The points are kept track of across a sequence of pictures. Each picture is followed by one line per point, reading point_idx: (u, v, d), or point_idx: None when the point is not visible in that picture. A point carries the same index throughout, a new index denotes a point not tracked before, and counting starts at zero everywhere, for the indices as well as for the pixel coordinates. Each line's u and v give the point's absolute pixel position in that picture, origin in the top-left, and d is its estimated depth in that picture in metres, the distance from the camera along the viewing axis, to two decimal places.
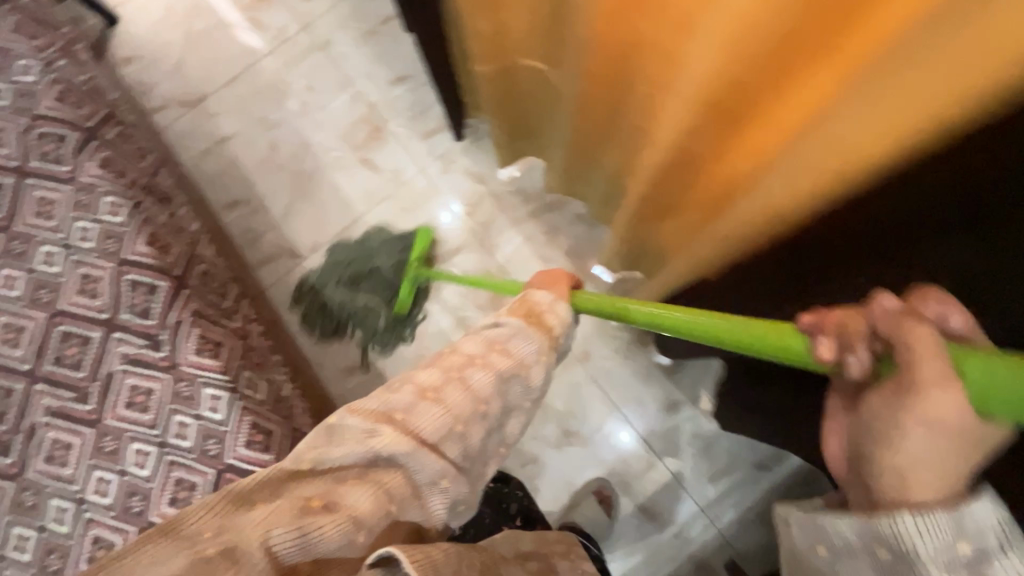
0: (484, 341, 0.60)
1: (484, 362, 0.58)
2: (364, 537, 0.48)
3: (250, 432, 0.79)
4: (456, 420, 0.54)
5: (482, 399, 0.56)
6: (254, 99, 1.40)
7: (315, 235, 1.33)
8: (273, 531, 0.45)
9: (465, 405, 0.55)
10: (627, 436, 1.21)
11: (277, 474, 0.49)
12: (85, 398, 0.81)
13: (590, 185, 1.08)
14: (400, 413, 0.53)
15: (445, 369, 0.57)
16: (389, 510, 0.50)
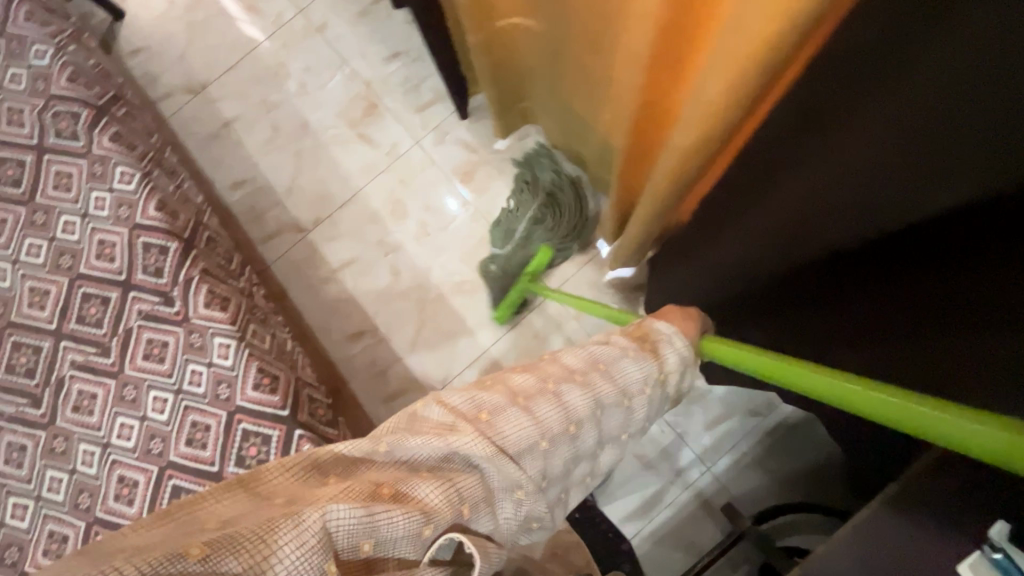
0: (586, 357, 0.61)
1: (583, 380, 0.57)
2: (430, 531, 0.45)
3: (258, 375, 0.84)
4: (542, 436, 0.53)
5: (573, 419, 0.55)
6: (255, 83, 1.46)
7: (317, 210, 1.39)
8: (335, 509, 0.43)
9: (555, 422, 0.53)
10: None
11: (358, 453, 0.51)
12: (107, 352, 0.88)
13: (586, 143, 1.12)
14: (486, 413, 0.52)
15: (540, 380, 0.57)
16: (460, 511, 0.47)
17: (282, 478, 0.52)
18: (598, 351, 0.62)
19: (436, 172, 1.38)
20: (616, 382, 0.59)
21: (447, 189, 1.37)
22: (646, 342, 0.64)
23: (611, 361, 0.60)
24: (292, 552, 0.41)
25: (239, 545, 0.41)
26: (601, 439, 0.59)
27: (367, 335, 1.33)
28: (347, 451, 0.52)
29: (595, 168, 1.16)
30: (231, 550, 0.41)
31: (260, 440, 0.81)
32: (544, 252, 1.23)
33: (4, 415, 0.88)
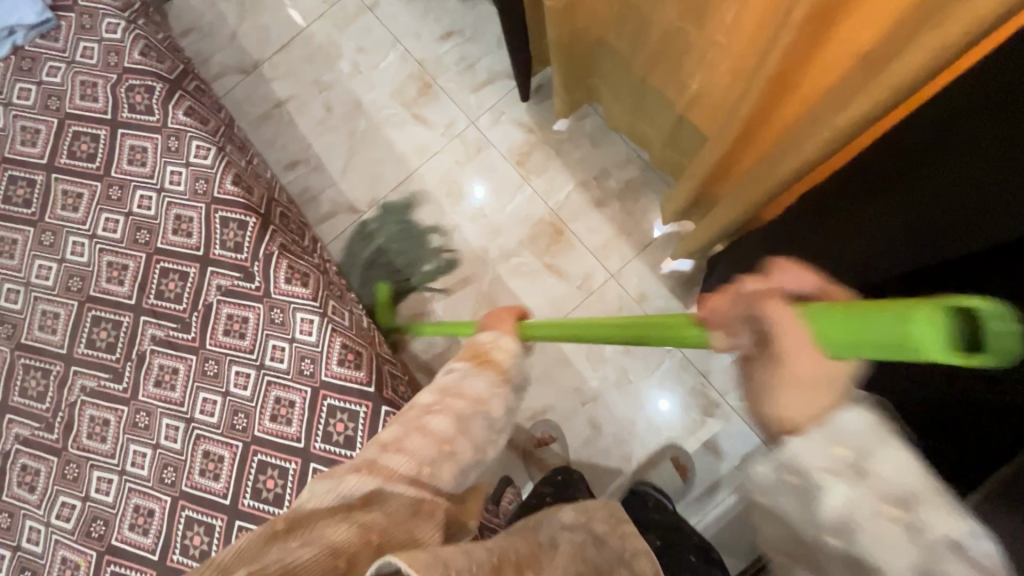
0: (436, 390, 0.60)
1: (441, 409, 0.57)
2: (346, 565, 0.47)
3: (342, 351, 0.83)
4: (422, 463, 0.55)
5: (444, 440, 0.56)
6: (306, 63, 1.45)
7: (371, 192, 1.38)
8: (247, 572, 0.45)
9: (428, 450, 0.55)
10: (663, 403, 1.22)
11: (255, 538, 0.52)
12: (187, 327, 0.87)
13: (653, 123, 1.09)
14: (365, 464, 0.55)
15: (404, 423, 0.58)
16: (371, 538, 0.49)
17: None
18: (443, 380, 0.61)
19: (492, 153, 1.35)
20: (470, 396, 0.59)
21: (503, 171, 1.35)
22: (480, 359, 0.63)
23: (459, 383, 0.59)
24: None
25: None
26: (479, 449, 0.59)
27: (422, 318, 1.31)
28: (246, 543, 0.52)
29: (661, 150, 1.13)
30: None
31: (347, 416, 0.80)
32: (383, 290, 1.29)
33: (87, 389, 0.88)
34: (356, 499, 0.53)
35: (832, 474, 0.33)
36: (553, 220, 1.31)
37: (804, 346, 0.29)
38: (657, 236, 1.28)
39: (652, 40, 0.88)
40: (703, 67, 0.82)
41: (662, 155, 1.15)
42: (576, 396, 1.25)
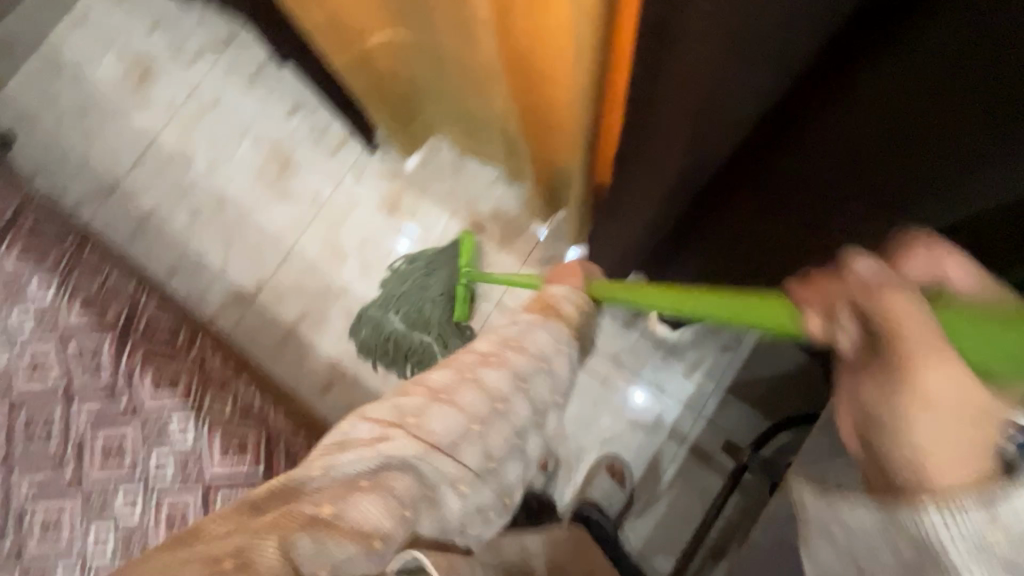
0: (495, 339, 0.73)
1: (498, 362, 0.69)
2: (380, 545, 0.53)
3: (226, 443, 0.82)
4: (472, 419, 0.64)
5: (496, 398, 0.66)
6: (163, 171, 1.46)
7: (256, 276, 1.38)
8: (291, 539, 0.49)
9: (481, 407, 0.65)
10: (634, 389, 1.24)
11: (287, 482, 0.57)
12: (64, 465, 0.84)
13: (489, 137, 1.18)
14: (412, 417, 0.62)
15: (460, 371, 0.68)
16: (404, 515, 0.56)
17: (207, 521, 0.54)
18: (506, 333, 0.75)
19: (364, 207, 1.39)
20: (528, 353, 0.72)
21: (379, 223, 1.38)
22: (547, 310, 0.80)
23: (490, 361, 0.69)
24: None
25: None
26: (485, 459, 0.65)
27: (336, 384, 1.30)
28: (280, 482, 0.57)
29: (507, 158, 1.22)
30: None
31: None
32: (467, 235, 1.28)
33: None
34: (389, 459, 0.58)
35: (979, 565, 0.29)
36: None
37: (937, 345, 0.31)
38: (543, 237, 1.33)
39: (449, 69, 0.98)
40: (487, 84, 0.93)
41: (511, 163, 1.23)
42: None
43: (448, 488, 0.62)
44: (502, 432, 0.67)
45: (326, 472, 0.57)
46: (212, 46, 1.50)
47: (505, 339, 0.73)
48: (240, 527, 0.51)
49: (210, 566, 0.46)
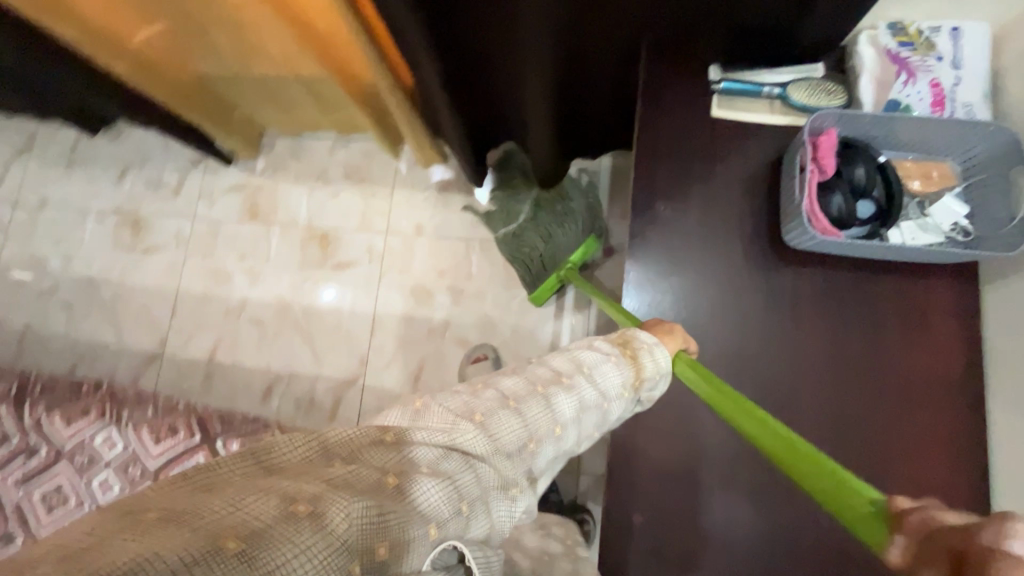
0: (569, 359, 0.61)
1: (569, 382, 0.58)
2: (437, 530, 0.42)
3: (154, 431, 0.84)
4: (529, 436, 0.53)
5: (557, 421, 0.55)
6: (21, 285, 1.43)
7: (155, 332, 1.37)
8: (355, 505, 0.37)
9: (542, 424, 0.54)
10: None
11: (363, 436, 0.45)
12: (12, 536, 0.84)
13: (302, 103, 1.25)
14: (480, 414, 0.52)
15: (529, 384, 0.57)
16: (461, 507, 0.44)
17: (287, 447, 0.43)
18: (581, 353, 0.62)
19: (228, 225, 1.42)
20: (596, 386, 0.59)
21: (248, 232, 1.41)
22: (626, 346, 0.64)
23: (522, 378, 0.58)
24: (326, 543, 0.35)
25: (282, 533, 0.34)
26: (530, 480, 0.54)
27: (275, 387, 1.32)
28: (355, 434, 0.45)
29: (327, 116, 1.30)
30: (268, 539, 0.33)
31: None
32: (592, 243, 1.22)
33: None
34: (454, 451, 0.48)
35: None
36: (313, 232, 1.39)
37: None
38: (403, 169, 1.40)
39: (223, 46, 1.05)
40: (258, 40, 1.01)
41: (335, 118, 1.30)
42: (435, 335, 1.32)
43: (497, 494, 0.49)
44: (545, 457, 0.55)
45: (397, 445, 0.46)
46: (17, 154, 1.50)
47: (576, 361, 0.61)
48: (331, 472, 0.40)
49: (282, 506, 0.35)
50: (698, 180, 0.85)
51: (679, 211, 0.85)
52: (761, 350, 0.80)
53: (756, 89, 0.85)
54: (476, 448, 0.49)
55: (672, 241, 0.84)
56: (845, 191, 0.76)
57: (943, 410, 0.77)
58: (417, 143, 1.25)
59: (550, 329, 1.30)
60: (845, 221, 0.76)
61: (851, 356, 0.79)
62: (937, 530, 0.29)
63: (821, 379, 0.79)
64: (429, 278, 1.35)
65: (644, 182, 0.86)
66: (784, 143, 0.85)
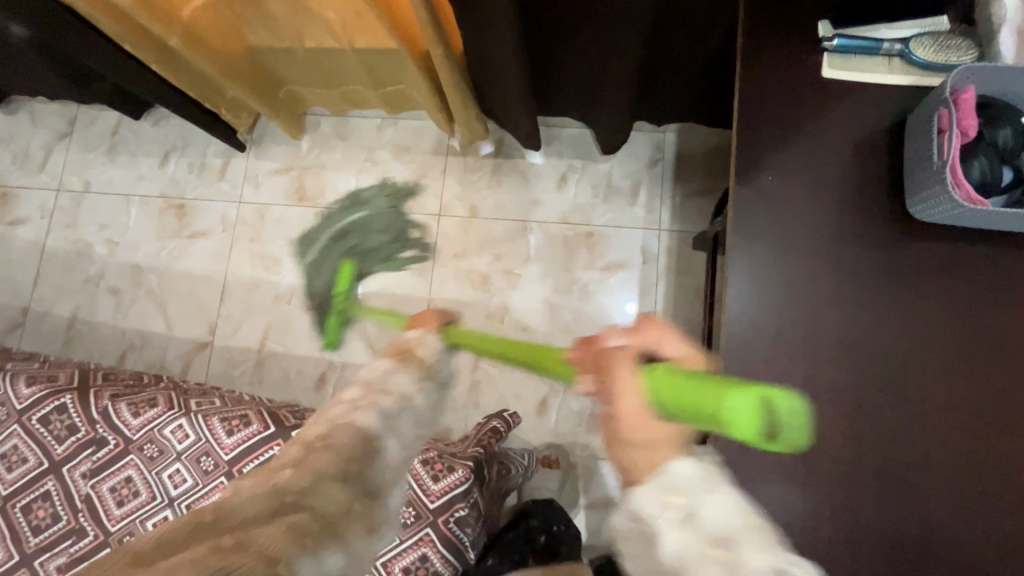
0: (360, 386, 0.57)
1: (364, 402, 0.53)
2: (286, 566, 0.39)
3: (225, 422, 0.80)
4: (348, 460, 0.48)
5: (371, 436, 0.51)
6: (66, 272, 1.40)
7: (204, 319, 1.34)
8: None
9: (356, 444, 0.49)
10: (615, 235, 1.27)
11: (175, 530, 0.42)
12: (84, 530, 0.80)
13: (352, 78, 1.19)
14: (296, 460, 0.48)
15: (325, 421, 0.52)
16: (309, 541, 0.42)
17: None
18: (367, 375, 0.59)
19: (274, 208, 1.37)
20: (393, 393, 0.56)
21: (296, 216, 1.36)
22: (402, 353, 0.63)
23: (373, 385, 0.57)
24: None
25: None
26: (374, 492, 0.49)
27: (329, 374, 1.28)
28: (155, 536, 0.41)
29: (376, 94, 1.23)
30: None
31: None
32: (347, 265, 1.19)
33: None
34: (285, 496, 0.44)
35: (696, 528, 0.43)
36: (362, 214, 1.34)
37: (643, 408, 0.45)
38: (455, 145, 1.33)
39: (277, 12, 0.98)
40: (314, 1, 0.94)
41: (384, 94, 1.24)
42: (491, 319, 1.26)
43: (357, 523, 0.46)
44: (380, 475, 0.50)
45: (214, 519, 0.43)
46: (59, 140, 1.47)
47: (368, 386, 0.57)
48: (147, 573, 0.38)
49: None
50: (810, 148, 0.77)
51: (786, 181, 0.77)
52: (889, 334, 0.72)
53: (873, 46, 0.77)
54: (300, 482, 0.45)
55: (783, 214, 0.77)
56: (989, 154, 0.68)
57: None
58: (467, 115, 1.18)
59: (613, 312, 1.24)
60: (985, 188, 0.69)
61: (990, 343, 0.71)
62: (586, 352, 0.50)
63: (957, 367, 0.71)
64: (484, 259, 1.29)
65: (748, 149, 0.78)
66: (905, 104, 0.77)
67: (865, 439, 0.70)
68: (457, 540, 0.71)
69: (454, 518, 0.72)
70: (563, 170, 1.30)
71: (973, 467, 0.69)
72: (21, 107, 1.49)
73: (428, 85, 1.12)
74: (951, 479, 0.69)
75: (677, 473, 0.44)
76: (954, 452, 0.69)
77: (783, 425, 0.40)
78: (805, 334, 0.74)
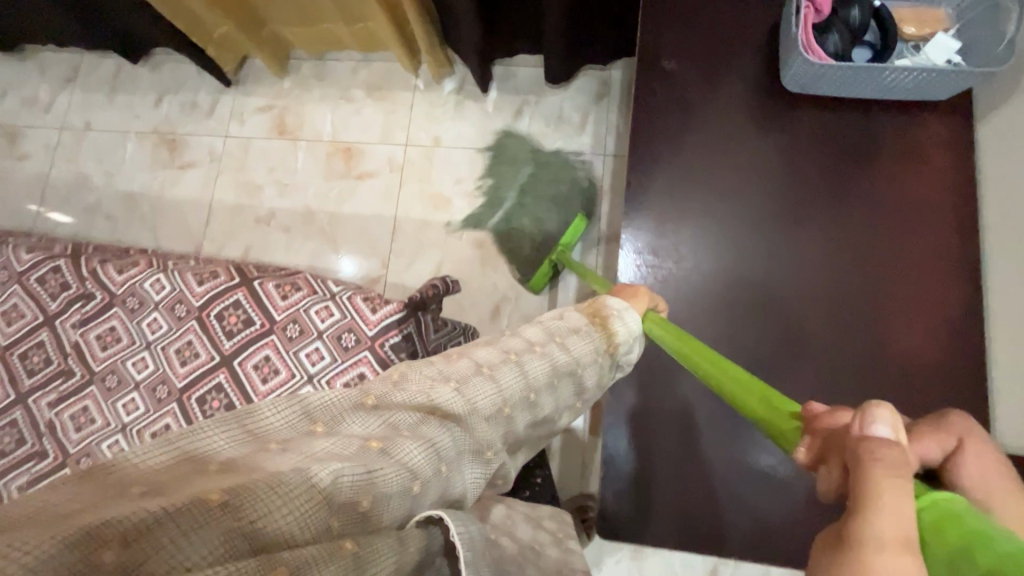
0: (542, 329, 0.67)
1: (541, 349, 0.64)
2: (419, 486, 0.47)
3: (198, 275, 0.92)
4: (504, 402, 0.59)
5: (530, 387, 0.61)
6: (67, 201, 1.53)
7: (192, 239, 1.46)
8: (345, 469, 0.42)
9: (515, 390, 0.60)
10: (565, 160, 1.39)
11: (343, 402, 0.52)
12: (72, 371, 0.92)
13: (326, 16, 1.33)
14: (455, 381, 0.58)
15: (501, 350, 0.63)
16: (440, 467, 0.50)
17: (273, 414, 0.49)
18: (553, 323, 0.68)
19: (258, 141, 1.50)
20: (568, 353, 0.65)
21: (276, 147, 1.49)
22: (598, 316, 0.70)
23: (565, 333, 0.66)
24: (313, 502, 0.39)
25: (270, 502, 0.37)
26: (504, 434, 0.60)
27: None
28: (337, 401, 0.52)
29: (349, 32, 1.37)
30: (242, 515, 0.36)
31: (234, 308, 0.88)
32: (581, 220, 1.30)
33: (23, 486, 0.88)
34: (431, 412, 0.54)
35: None
36: (337, 145, 1.47)
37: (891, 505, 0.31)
38: (421, 84, 1.47)
39: None
40: None
41: (356, 32, 1.38)
42: (451, 237, 1.38)
43: (470, 459, 0.55)
44: (521, 421, 0.62)
45: (373, 412, 0.52)
46: (63, 84, 1.61)
47: (549, 331, 0.67)
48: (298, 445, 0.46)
49: (275, 470, 0.40)
50: (702, 40, 0.91)
51: (683, 69, 0.90)
52: (776, 197, 0.84)
53: None
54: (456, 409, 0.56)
55: (683, 93, 0.89)
56: (842, 32, 0.80)
57: (954, 248, 0.80)
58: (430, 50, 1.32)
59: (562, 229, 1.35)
60: (842, 60, 0.81)
61: (857, 193, 0.83)
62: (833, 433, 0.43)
63: (828, 215, 0.83)
64: (446, 182, 1.41)
65: (649, 43, 0.91)
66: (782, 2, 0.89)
67: (754, 282, 0.82)
68: (391, 361, 0.82)
69: (388, 342, 0.83)
70: (518, 104, 1.43)
71: (846, 301, 0.80)
72: (30, 56, 1.64)
73: (392, 19, 1.26)
74: (825, 310, 0.80)
75: None
76: (829, 288, 0.80)
77: None
78: (703, 193, 0.86)
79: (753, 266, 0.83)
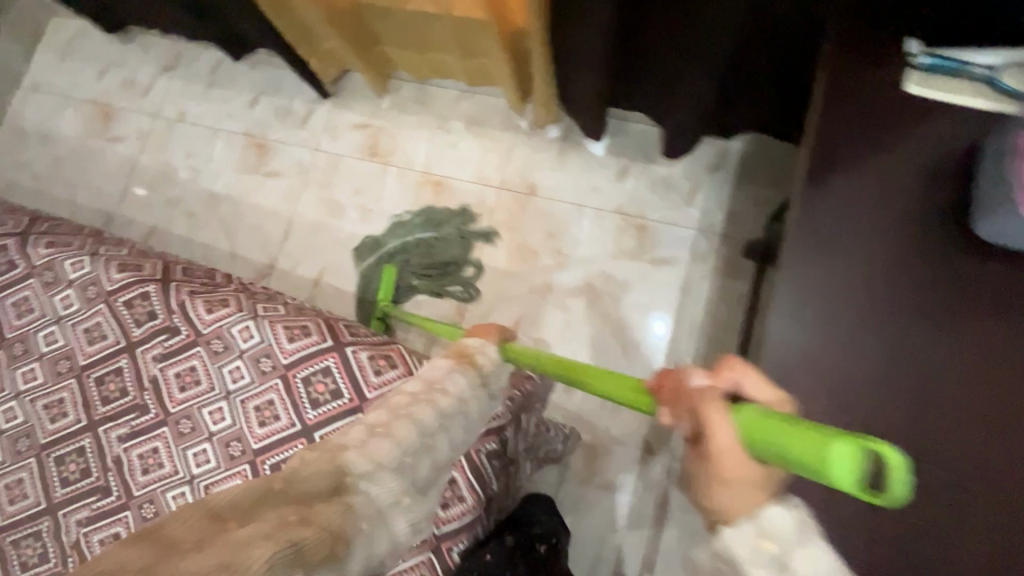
0: (421, 381, 0.65)
1: (418, 403, 0.61)
2: (344, 545, 0.48)
3: (289, 330, 0.86)
4: (404, 454, 0.57)
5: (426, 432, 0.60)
6: (150, 191, 1.52)
7: (267, 250, 1.42)
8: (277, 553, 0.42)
9: (411, 439, 0.58)
10: (667, 232, 1.30)
11: (247, 492, 0.50)
12: (147, 408, 0.88)
13: (441, 47, 1.26)
14: (352, 447, 0.55)
15: (388, 410, 0.60)
16: (361, 525, 0.50)
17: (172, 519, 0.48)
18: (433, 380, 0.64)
19: (348, 160, 1.45)
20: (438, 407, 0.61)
21: (366, 169, 1.44)
22: (462, 357, 0.69)
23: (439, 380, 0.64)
24: None
25: None
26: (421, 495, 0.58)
27: None
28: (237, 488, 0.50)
29: (461, 65, 1.31)
30: None
31: (321, 374, 0.83)
32: (388, 268, 1.31)
33: (82, 521, 0.84)
34: (345, 475, 0.53)
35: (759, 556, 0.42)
36: (428, 177, 1.41)
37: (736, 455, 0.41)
38: (524, 125, 1.39)
39: None
40: None
41: (468, 65, 1.30)
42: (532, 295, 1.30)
43: (391, 509, 0.54)
44: (426, 467, 0.60)
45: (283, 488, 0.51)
46: (163, 70, 1.59)
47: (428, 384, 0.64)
48: (220, 539, 0.44)
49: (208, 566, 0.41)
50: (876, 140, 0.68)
51: (858, 181, 0.67)
52: (981, 370, 0.58)
53: (957, 66, 0.69)
54: None
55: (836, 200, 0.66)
56: None
57: None
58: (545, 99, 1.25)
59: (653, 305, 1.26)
60: None
61: None
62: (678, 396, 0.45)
63: None
64: (536, 235, 1.34)
65: (819, 146, 0.69)
66: None
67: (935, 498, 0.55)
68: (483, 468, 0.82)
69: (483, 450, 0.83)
70: (624, 162, 1.34)
71: None
72: (136, 38, 1.63)
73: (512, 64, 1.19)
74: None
75: (774, 519, 0.42)
76: None
77: (886, 479, 0.38)
78: (857, 340, 0.60)
79: (947, 469, 0.55)
